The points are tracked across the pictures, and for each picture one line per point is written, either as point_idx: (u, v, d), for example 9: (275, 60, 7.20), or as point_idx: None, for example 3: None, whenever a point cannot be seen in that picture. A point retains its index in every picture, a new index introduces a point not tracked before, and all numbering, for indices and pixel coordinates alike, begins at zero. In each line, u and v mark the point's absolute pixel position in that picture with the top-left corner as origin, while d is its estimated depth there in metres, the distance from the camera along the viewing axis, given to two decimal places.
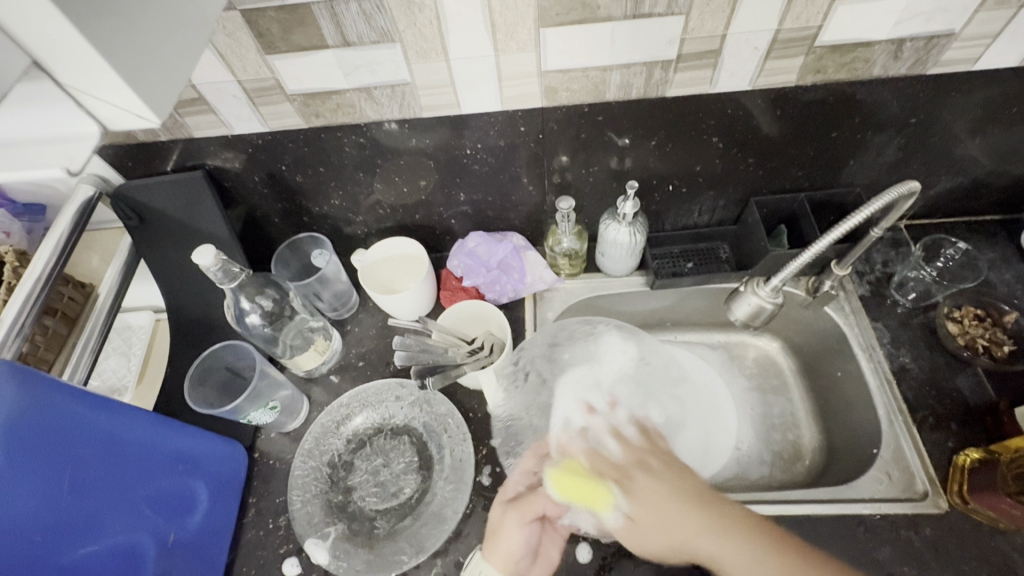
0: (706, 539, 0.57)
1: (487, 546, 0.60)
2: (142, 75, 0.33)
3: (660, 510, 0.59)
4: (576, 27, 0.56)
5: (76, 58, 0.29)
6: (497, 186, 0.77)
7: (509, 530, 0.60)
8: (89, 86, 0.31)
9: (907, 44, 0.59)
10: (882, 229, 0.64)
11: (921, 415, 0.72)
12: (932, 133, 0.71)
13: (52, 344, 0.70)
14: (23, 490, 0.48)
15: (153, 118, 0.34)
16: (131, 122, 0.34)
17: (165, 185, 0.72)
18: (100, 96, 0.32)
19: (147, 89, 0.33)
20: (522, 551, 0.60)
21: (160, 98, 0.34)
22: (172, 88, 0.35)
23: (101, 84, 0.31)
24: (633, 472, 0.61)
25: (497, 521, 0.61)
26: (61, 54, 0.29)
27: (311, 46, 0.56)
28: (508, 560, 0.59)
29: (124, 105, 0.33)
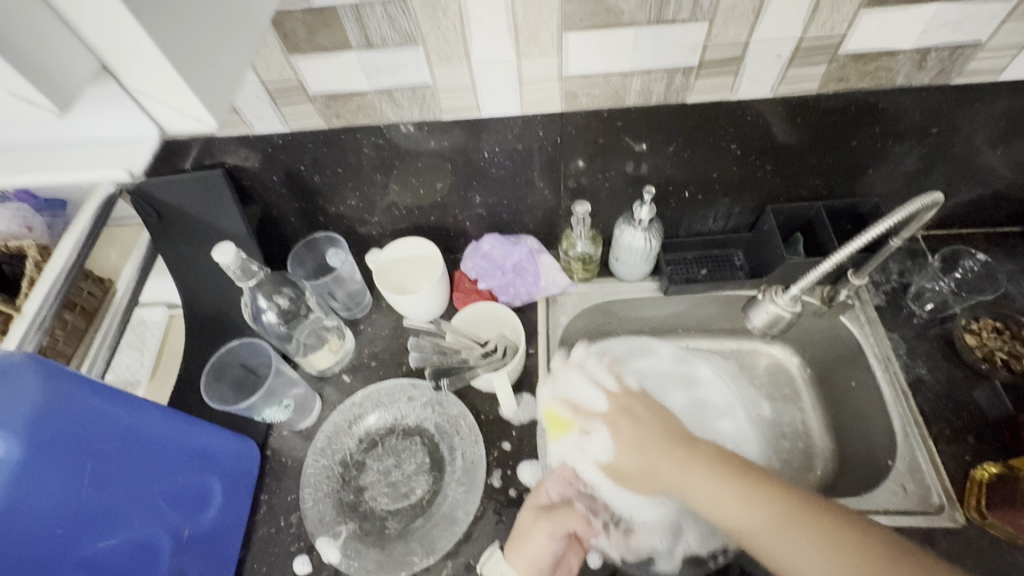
0: (682, 473, 0.59)
1: (509, 551, 0.61)
2: (203, 81, 0.34)
3: (650, 449, 0.61)
4: (599, 32, 0.56)
5: (150, 66, 0.31)
6: (513, 190, 0.77)
7: (538, 537, 0.60)
8: (152, 90, 0.33)
9: (931, 54, 0.59)
10: (900, 240, 0.63)
11: (937, 428, 0.71)
12: (954, 143, 0.70)
13: (72, 337, 0.71)
14: (47, 483, 0.48)
15: (210, 121, 0.36)
16: (190, 125, 0.36)
17: (185, 183, 0.73)
18: (164, 102, 0.34)
19: (208, 94, 0.35)
20: (549, 560, 0.60)
21: (216, 100, 0.36)
22: (226, 94, 0.37)
23: (167, 88, 0.33)
24: (622, 427, 0.63)
25: (527, 526, 0.61)
26: (129, 58, 0.31)
27: (335, 47, 0.57)
28: (532, 566, 0.59)
29: (183, 108, 0.35)
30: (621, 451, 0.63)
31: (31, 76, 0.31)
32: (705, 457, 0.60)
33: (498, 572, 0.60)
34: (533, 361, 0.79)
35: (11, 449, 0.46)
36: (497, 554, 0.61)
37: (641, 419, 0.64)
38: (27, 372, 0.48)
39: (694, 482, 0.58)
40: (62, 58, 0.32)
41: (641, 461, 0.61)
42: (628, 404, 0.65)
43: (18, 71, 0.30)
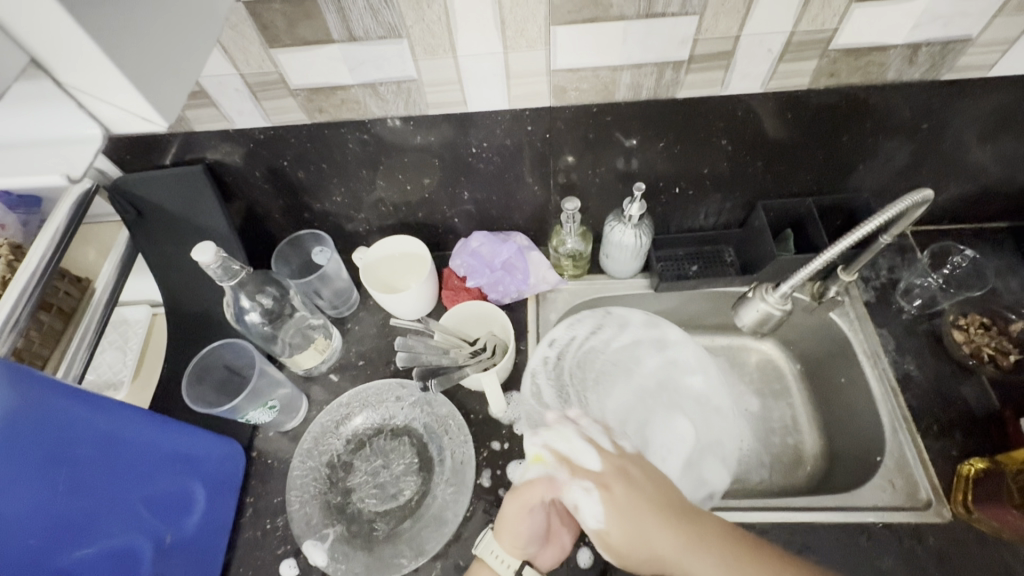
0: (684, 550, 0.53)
1: (499, 533, 0.59)
2: (149, 75, 0.32)
3: (648, 525, 0.54)
4: (587, 25, 0.55)
5: (84, 63, 0.29)
6: (502, 186, 0.76)
7: (521, 517, 0.58)
8: (90, 87, 0.30)
9: (922, 49, 0.58)
10: (889, 237, 0.63)
11: (926, 423, 0.71)
12: (943, 139, 0.70)
13: (48, 339, 0.68)
14: (20, 492, 0.47)
15: (161, 121, 0.33)
16: (137, 125, 0.33)
17: (165, 179, 0.71)
18: (103, 97, 0.31)
19: (155, 92, 0.32)
20: (534, 539, 0.60)
21: (166, 98, 0.33)
22: (178, 89, 0.34)
23: (105, 84, 0.30)
24: (617, 486, 0.57)
25: (508, 505, 0.61)
26: (59, 52, 0.28)
27: (317, 40, 0.55)
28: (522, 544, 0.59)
29: (127, 107, 0.32)
30: (613, 523, 0.56)
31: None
32: (708, 527, 0.54)
33: (490, 551, 0.59)
34: (523, 359, 0.79)
35: None
36: (488, 534, 0.60)
37: (638, 484, 0.57)
38: None
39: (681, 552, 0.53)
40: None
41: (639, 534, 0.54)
42: (627, 466, 0.58)
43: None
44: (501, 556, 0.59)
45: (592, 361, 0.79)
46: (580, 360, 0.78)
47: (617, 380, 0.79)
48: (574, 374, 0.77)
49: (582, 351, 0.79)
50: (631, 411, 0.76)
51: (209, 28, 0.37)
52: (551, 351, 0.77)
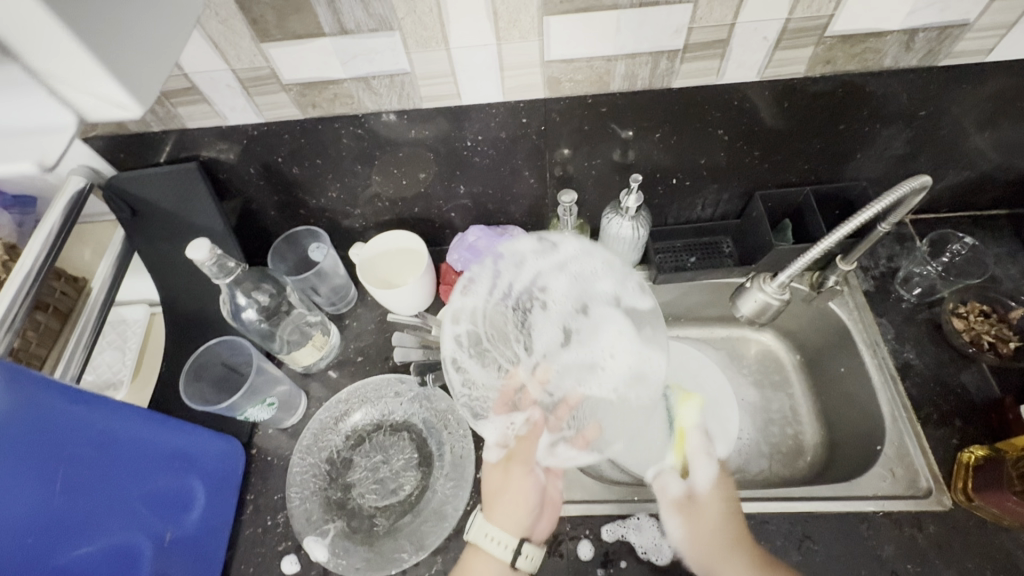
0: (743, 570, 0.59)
1: (489, 510, 0.63)
2: (121, 61, 0.31)
3: (706, 541, 0.62)
4: (581, 15, 0.54)
5: (51, 44, 0.28)
6: (498, 180, 0.75)
7: (516, 483, 0.64)
8: (60, 72, 0.29)
9: (919, 34, 0.58)
10: (888, 225, 0.63)
11: (925, 412, 0.71)
12: (942, 126, 0.70)
13: (45, 339, 0.69)
14: (16, 491, 0.46)
15: (134, 108, 0.32)
16: (110, 114, 0.32)
17: (159, 177, 0.70)
18: (74, 82, 0.30)
19: (127, 77, 0.32)
20: (528, 503, 0.63)
21: (139, 85, 0.32)
22: (151, 79, 0.34)
23: (77, 71, 0.29)
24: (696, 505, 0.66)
25: (498, 484, 0.64)
26: (28, 39, 0.27)
27: (308, 33, 0.54)
28: (517, 518, 0.62)
29: (101, 93, 0.31)
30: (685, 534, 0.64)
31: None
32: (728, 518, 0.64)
33: (484, 534, 0.61)
34: None
35: None
36: (480, 517, 0.62)
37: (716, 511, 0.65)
38: None
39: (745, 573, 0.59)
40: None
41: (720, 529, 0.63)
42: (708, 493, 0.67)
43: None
44: (497, 536, 0.60)
45: (506, 311, 0.73)
46: (492, 319, 0.72)
47: (534, 315, 0.73)
48: (492, 337, 0.71)
49: (486, 322, 0.72)
50: (555, 339, 0.72)
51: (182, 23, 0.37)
52: (461, 327, 0.71)
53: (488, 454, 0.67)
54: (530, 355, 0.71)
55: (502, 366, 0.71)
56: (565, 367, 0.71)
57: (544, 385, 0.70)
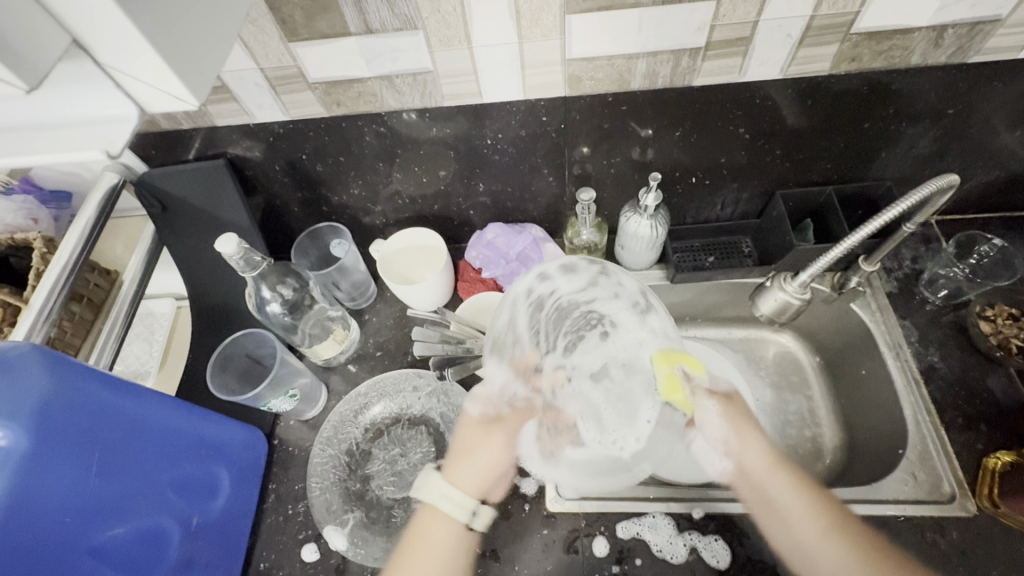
0: (764, 466, 0.59)
1: (450, 467, 0.59)
2: (179, 56, 0.33)
3: (744, 442, 0.60)
4: (603, 14, 0.55)
5: (121, 42, 0.30)
6: (517, 178, 0.76)
7: (492, 447, 0.59)
8: (129, 66, 0.32)
9: (948, 31, 0.57)
10: (914, 225, 0.62)
11: (949, 416, 0.70)
12: (970, 125, 0.68)
13: (79, 329, 0.72)
14: (57, 472, 0.48)
15: (191, 100, 0.35)
16: (170, 104, 0.35)
17: (188, 174, 0.72)
18: (141, 78, 0.32)
19: (186, 70, 0.33)
20: (493, 467, 0.59)
21: (197, 78, 0.34)
22: (208, 73, 0.35)
23: (142, 66, 0.31)
24: (730, 404, 0.61)
25: (472, 440, 0.60)
26: (101, 33, 0.29)
27: (334, 33, 0.56)
28: (481, 481, 0.59)
29: (162, 87, 0.33)
30: (727, 437, 0.60)
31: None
32: (740, 418, 0.61)
33: (438, 492, 0.57)
34: None
35: (17, 441, 0.45)
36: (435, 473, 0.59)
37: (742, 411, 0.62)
38: (32, 364, 0.48)
39: (769, 472, 0.59)
40: (37, 38, 0.29)
41: (731, 435, 0.60)
42: (733, 400, 0.62)
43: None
44: (450, 492, 0.57)
45: (566, 308, 0.61)
46: (557, 309, 0.61)
47: (590, 338, 0.59)
48: (548, 313, 0.61)
49: (541, 303, 0.62)
50: (591, 367, 0.58)
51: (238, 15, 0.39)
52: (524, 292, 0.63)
53: (471, 408, 0.62)
54: (562, 360, 0.59)
55: (535, 339, 0.60)
56: (584, 413, 0.57)
57: (555, 391, 0.58)
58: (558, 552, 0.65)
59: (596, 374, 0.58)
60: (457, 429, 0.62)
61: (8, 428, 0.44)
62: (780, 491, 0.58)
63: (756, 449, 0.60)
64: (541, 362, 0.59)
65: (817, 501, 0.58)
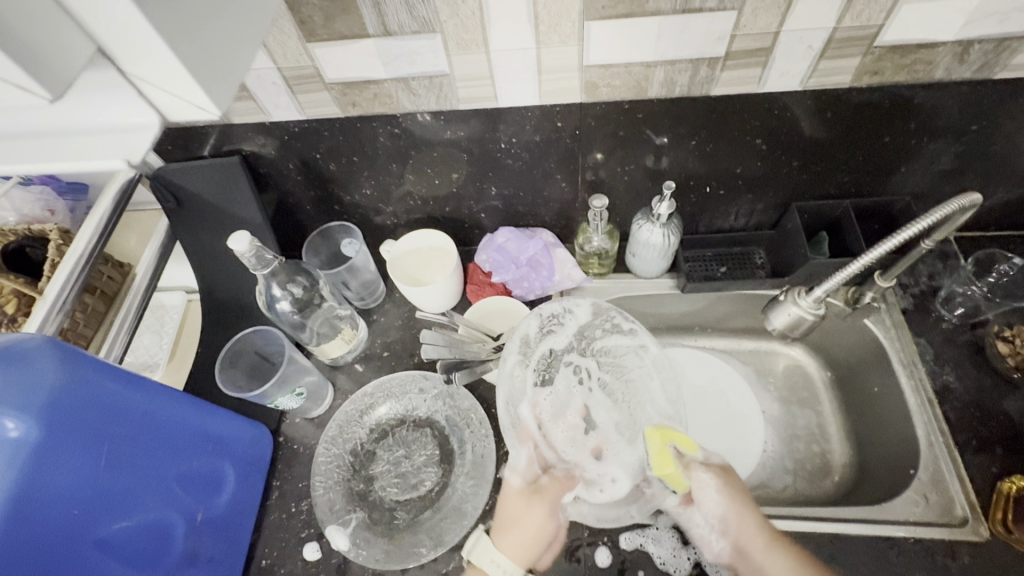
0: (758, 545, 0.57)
1: (499, 535, 0.59)
2: (201, 63, 0.33)
3: (741, 521, 0.58)
4: (622, 21, 0.54)
5: (147, 53, 0.31)
6: (530, 182, 0.76)
7: (534, 517, 0.60)
8: (153, 75, 0.33)
9: (975, 46, 0.56)
10: (931, 242, 0.60)
11: (963, 438, 0.69)
12: (992, 142, 0.67)
13: (91, 321, 0.72)
14: (65, 464, 0.48)
15: (212, 109, 0.36)
16: (192, 111, 0.36)
17: (204, 170, 0.73)
18: (164, 86, 0.34)
19: (208, 79, 0.34)
20: (544, 539, 0.59)
21: (217, 87, 0.35)
22: (229, 82, 0.36)
23: (167, 74, 0.33)
24: (730, 482, 0.60)
25: (516, 510, 0.60)
26: (122, 41, 0.31)
27: (353, 34, 0.56)
28: (530, 547, 0.58)
29: (183, 95, 0.34)
30: (727, 515, 0.58)
31: (27, 64, 0.29)
32: (742, 497, 0.59)
33: (489, 559, 0.58)
34: None
35: (27, 431, 0.45)
36: (485, 538, 0.59)
37: (739, 490, 0.59)
38: (45, 355, 0.48)
39: (765, 551, 0.56)
40: (63, 48, 0.30)
41: (728, 510, 0.58)
42: (728, 472, 0.61)
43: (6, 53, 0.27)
44: (500, 561, 0.57)
45: (609, 377, 0.74)
46: (611, 361, 0.74)
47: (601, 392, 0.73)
48: (586, 352, 0.74)
49: (618, 348, 0.75)
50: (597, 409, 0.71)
51: (260, 21, 0.39)
52: (579, 312, 0.74)
53: (511, 478, 0.63)
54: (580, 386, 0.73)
55: (570, 361, 0.74)
56: (555, 397, 0.71)
57: (540, 398, 0.70)
58: (560, 560, 0.64)
59: (588, 418, 0.70)
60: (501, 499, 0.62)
61: (20, 419, 0.45)
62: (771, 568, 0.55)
63: (752, 530, 0.57)
64: (573, 353, 0.74)
65: None
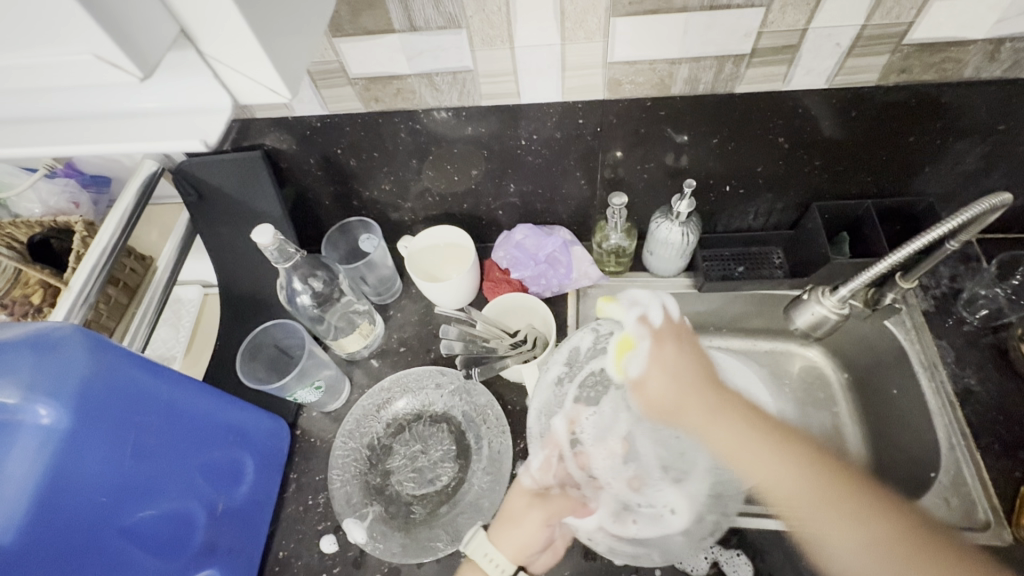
0: (705, 420, 0.55)
1: (495, 532, 0.59)
2: (276, 47, 0.36)
3: (681, 393, 0.57)
4: (648, 18, 0.54)
5: (230, 36, 0.34)
6: (548, 179, 0.76)
7: (533, 526, 0.59)
8: (227, 56, 0.35)
9: (1005, 45, 0.55)
10: (957, 243, 0.59)
11: (986, 441, 0.68)
12: (1019, 143, 0.66)
13: (114, 312, 0.73)
14: (94, 452, 0.48)
15: (284, 92, 0.38)
16: (263, 95, 0.38)
17: (226, 164, 0.73)
18: (241, 70, 0.36)
19: (281, 64, 0.37)
20: (536, 547, 0.59)
21: (289, 73, 0.38)
22: (297, 71, 0.39)
23: (239, 55, 0.35)
24: (662, 353, 0.58)
25: (519, 510, 0.60)
26: (209, 24, 0.33)
27: (378, 30, 0.56)
28: (522, 550, 0.58)
29: (258, 78, 0.36)
30: (660, 385, 0.58)
31: (123, 43, 0.29)
32: (687, 374, 0.57)
33: (483, 554, 0.58)
34: None
35: (58, 419, 0.46)
36: (481, 535, 0.59)
37: (674, 360, 0.58)
38: (76, 344, 0.49)
39: (707, 420, 0.55)
40: (145, 25, 0.30)
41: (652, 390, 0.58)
42: (673, 336, 0.60)
43: (94, 19, 0.27)
44: (495, 559, 0.58)
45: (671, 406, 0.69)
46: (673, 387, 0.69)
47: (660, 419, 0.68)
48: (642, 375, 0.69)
49: None
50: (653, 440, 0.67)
51: (318, 23, 0.42)
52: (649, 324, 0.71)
53: (524, 479, 0.62)
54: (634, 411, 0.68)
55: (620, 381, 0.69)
56: (600, 417, 0.67)
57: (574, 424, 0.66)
58: (577, 557, 0.65)
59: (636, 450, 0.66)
60: (506, 495, 0.62)
61: (51, 407, 0.46)
62: (778, 486, 0.53)
63: (688, 393, 0.57)
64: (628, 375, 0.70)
65: (794, 462, 0.53)
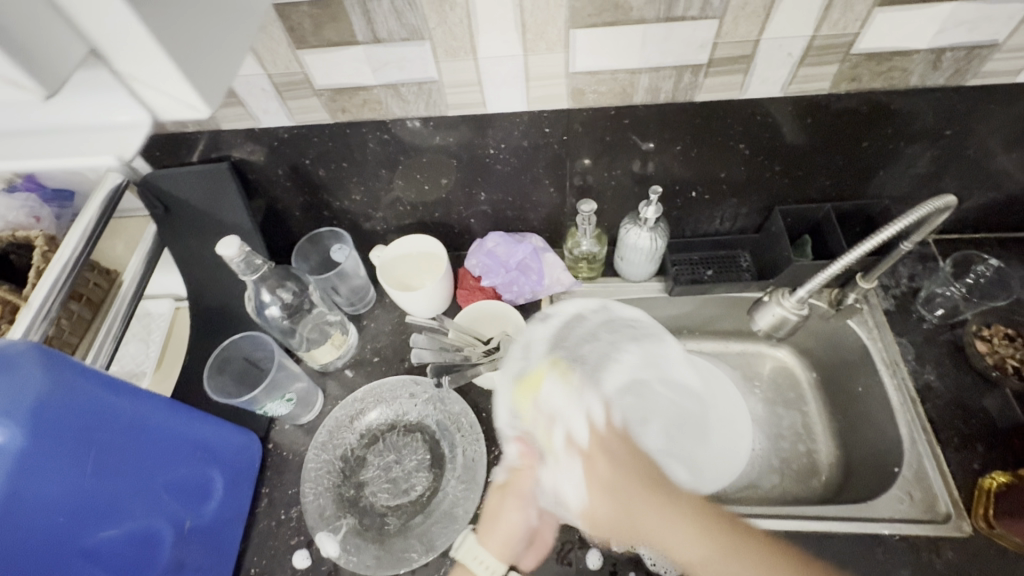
0: (656, 527, 0.49)
1: (483, 532, 0.60)
2: (191, 64, 0.35)
3: (636, 504, 0.49)
4: (608, 29, 0.55)
5: (134, 51, 0.32)
6: (518, 187, 0.77)
7: (510, 516, 0.59)
8: (143, 75, 0.34)
9: (947, 54, 0.58)
10: (911, 243, 0.61)
11: (946, 435, 0.70)
12: (967, 146, 0.69)
13: (77, 328, 0.72)
14: (53, 472, 0.47)
15: (202, 107, 0.37)
16: (181, 113, 0.36)
17: (191, 175, 0.73)
18: (159, 88, 0.35)
19: (198, 78, 0.36)
20: (520, 536, 0.60)
21: (209, 88, 0.37)
22: (219, 84, 0.38)
23: (153, 72, 0.34)
24: (598, 458, 0.52)
25: (495, 506, 0.60)
26: (119, 44, 0.32)
27: (342, 41, 0.56)
28: (508, 545, 0.59)
29: (177, 95, 0.35)
30: (598, 501, 0.51)
31: (21, 62, 0.29)
32: (628, 487, 0.50)
33: (473, 556, 0.58)
34: None
35: (12, 439, 0.45)
36: (471, 536, 0.60)
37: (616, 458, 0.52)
38: (31, 361, 0.47)
39: (667, 524, 0.49)
40: (52, 42, 0.30)
41: (590, 487, 0.51)
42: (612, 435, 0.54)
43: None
44: (484, 560, 0.58)
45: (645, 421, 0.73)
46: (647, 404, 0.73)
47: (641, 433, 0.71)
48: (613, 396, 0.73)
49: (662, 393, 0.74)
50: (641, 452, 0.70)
51: (239, 32, 0.41)
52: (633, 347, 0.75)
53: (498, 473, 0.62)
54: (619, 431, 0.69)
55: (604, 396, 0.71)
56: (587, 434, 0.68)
57: None
58: (551, 563, 0.65)
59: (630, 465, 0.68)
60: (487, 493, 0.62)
61: (6, 426, 0.44)
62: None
63: (628, 497, 0.50)
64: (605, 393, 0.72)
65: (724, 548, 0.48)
